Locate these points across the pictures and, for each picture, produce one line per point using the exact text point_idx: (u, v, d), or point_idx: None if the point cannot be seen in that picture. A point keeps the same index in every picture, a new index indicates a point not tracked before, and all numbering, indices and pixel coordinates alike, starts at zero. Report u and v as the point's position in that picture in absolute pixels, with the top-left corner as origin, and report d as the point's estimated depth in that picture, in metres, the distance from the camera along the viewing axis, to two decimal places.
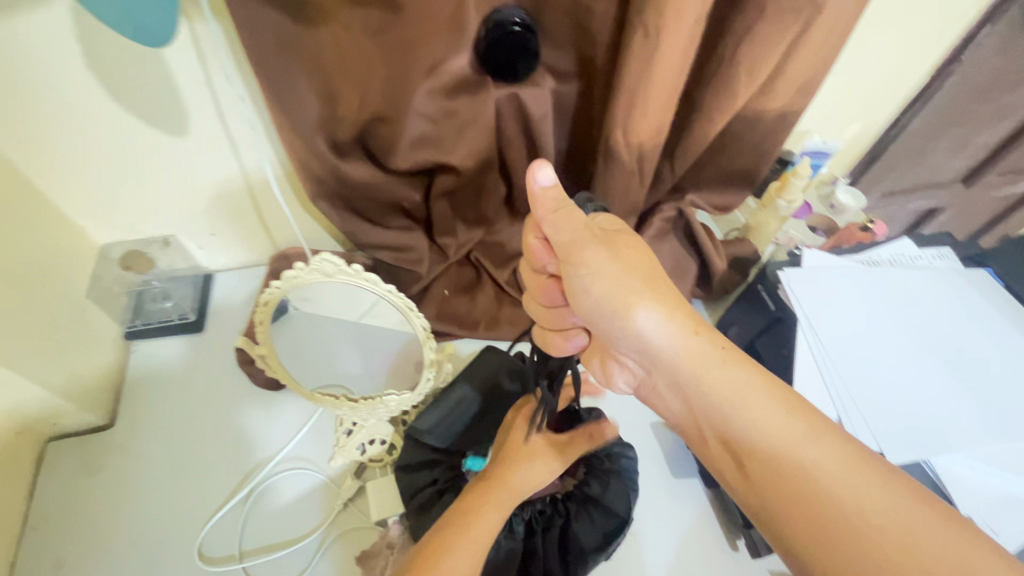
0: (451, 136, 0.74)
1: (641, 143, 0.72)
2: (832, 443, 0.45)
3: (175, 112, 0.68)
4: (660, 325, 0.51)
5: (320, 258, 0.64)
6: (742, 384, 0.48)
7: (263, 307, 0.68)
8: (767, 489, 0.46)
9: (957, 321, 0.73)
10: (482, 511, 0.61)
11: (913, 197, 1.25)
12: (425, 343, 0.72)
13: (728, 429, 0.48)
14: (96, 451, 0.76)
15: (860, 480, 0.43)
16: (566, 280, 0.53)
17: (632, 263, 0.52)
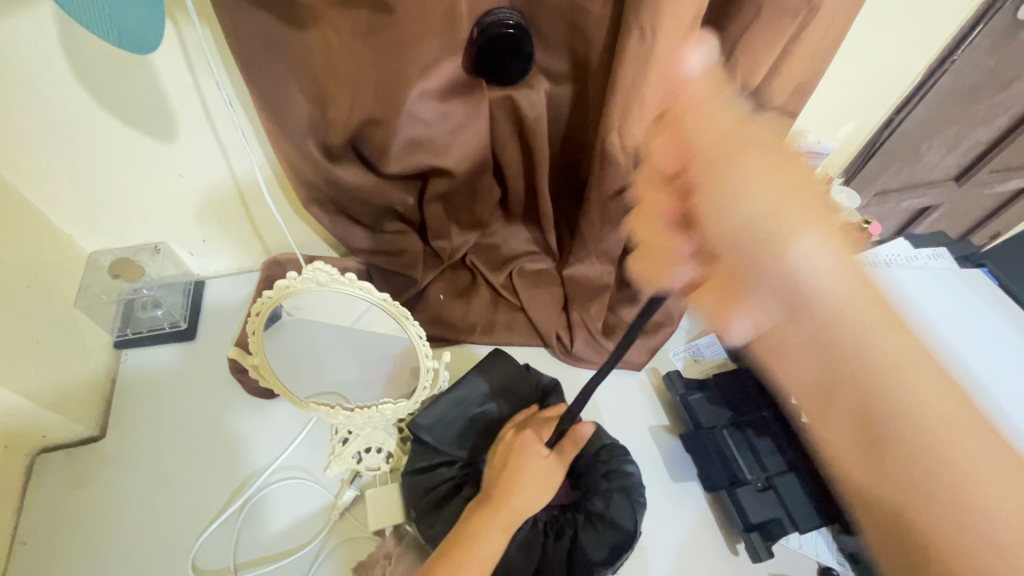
0: (444, 139, 0.73)
1: (637, 145, 0.71)
2: (1000, 447, 0.40)
3: (163, 117, 0.67)
4: (822, 252, 0.45)
5: (314, 267, 0.63)
6: (911, 354, 0.43)
7: (257, 317, 0.67)
8: (900, 483, 0.41)
9: (953, 323, 0.74)
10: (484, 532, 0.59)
11: (906, 195, 1.25)
12: (420, 351, 0.70)
13: (865, 374, 0.43)
14: (86, 463, 0.74)
15: (953, 410, 0.41)
16: (709, 189, 0.46)
17: (784, 169, 0.46)
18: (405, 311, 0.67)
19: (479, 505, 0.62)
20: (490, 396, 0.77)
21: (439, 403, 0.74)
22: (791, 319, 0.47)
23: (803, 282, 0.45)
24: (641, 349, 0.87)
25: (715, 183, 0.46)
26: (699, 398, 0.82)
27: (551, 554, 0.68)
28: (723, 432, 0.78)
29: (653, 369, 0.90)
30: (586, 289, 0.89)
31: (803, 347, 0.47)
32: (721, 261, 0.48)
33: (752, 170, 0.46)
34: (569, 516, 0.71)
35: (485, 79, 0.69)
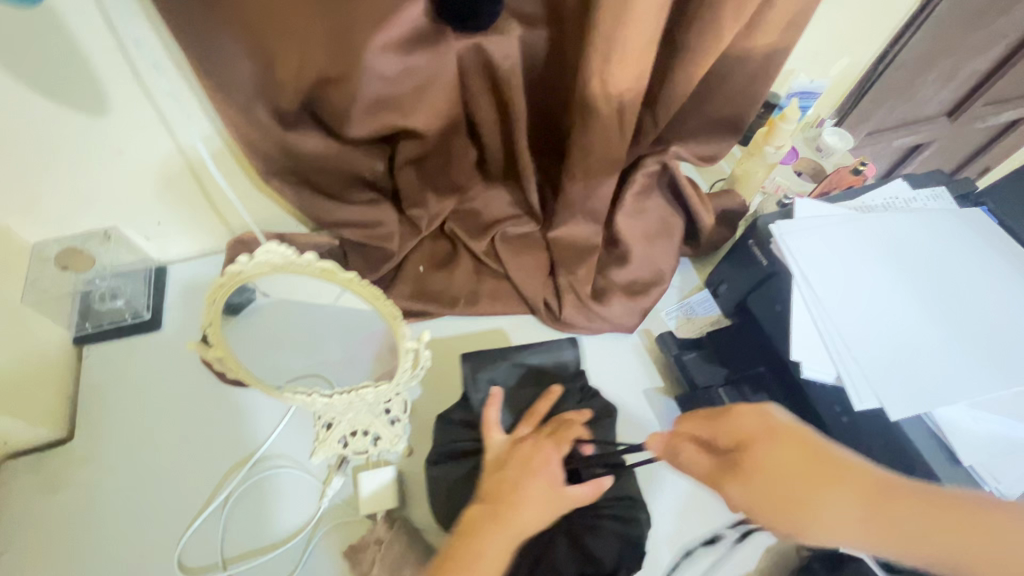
0: (410, 98, 0.67)
1: (620, 93, 0.65)
2: (852, 487, 0.49)
3: (89, 88, 0.59)
4: (852, 530, 0.48)
5: (265, 249, 0.58)
6: (834, 485, 0.49)
7: (211, 307, 0.61)
8: (831, 476, 0.49)
9: (945, 256, 0.71)
10: (483, 548, 0.52)
11: (899, 133, 1.23)
12: (398, 332, 0.66)
13: (798, 505, 0.49)
14: (57, 468, 0.70)
15: (849, 496, 0.48)
16: (744, 479, 0.52)
17: (792, 457, 0.51)
18: (379, 292, 0.65)
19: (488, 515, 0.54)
20: (520, 378, 0.75)
21: (486, 355, 0.76)
22: (839, 488, 0.49)
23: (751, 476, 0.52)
24: (631, 310, 0.85)
25: (745, 473, 0.52)
26: (692, 356, 0.80)
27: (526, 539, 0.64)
28: (720, 390, 0.76)
29: (646, 332, 0.88)
30: (572, 252, 0.85)
31: (770, 478, 0.51)
32: (743, 472, 0.53)
33: (774, 478, 0.51)
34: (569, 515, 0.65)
35: (450, 26, 0.63)
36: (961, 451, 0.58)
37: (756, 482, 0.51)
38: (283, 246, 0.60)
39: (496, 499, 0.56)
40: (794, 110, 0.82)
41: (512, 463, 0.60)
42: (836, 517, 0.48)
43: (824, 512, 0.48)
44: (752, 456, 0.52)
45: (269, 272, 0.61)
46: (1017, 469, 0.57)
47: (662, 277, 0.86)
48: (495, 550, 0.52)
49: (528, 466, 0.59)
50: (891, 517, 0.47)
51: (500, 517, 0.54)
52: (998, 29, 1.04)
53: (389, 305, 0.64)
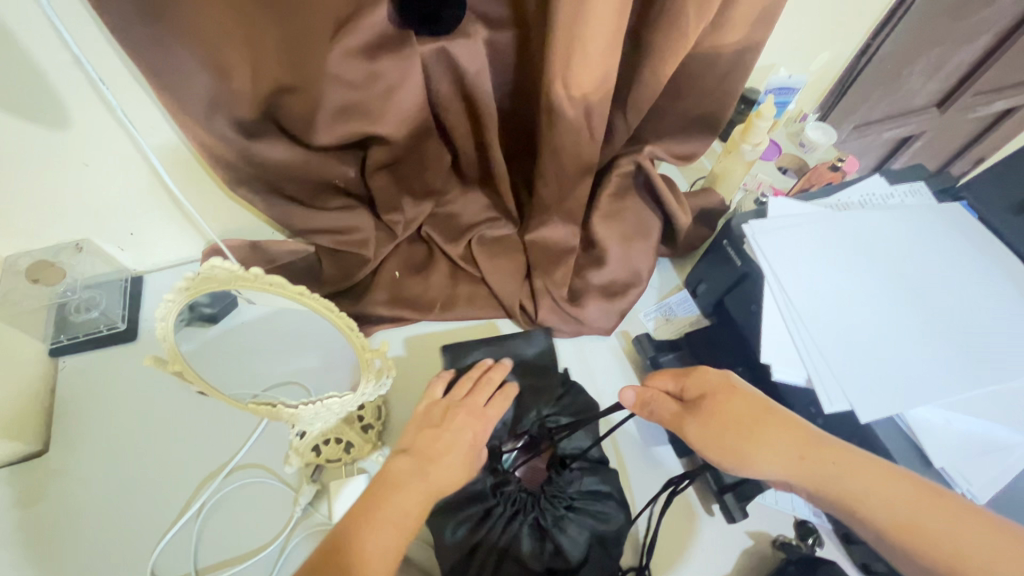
0: (376, 105, 0.67)
1: (585, 95, 0.65)
2: (792, 433, 0.53)
3: (48, 100, 0.59)
4: (781, 470, 0.52)
5: (208, 265, 0.56)
6: (778, 431, 0.53)
7: (163, 324, 0.57)
8: (772, 423, 0.54)
9: (921, 252, 0.70)
10: (392, 499, 0.53)
11: (888, 125, 1.21)
12: (358, 343, 0.63)
13: (736, 446, 0.54)
14: (33, 480, 0.71)
15: (787, 441, 0.53)
16: (700, 418, 0.57)
17: (743, 407, 0.56)
18: (331, 304, 0.62)
19: (407, 467, 0.56)
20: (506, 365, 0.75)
21: (474, 342, 0.76)
22: (780, 434, 0.53)
23: (707, 416, 0.57)
24: (608, 312, 0.84)
25: (705, 414, 0.57)
26: (669, 358, 0.79)
27: (494, 531, 0.63)
28: None
29: (624, 333, 0.87)
30: (549, 255, 0.85)
31: (716, 421, 0.56)
32: (701, 413, 0.57)
33: (724, 420, 0.56)
34: (540, 511, 0.65)
35: (414, 29, 0.61)
36: (932, 452, 0.57)
37: (707, 422, 0.56)
38: (227, 263, 0.57)
39: (419, 454, 0.57)
40: (769, 106, 0.79)
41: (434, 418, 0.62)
42: (770, 457, 0.53)
43: (759, 456, 0.53)
44: (712, 405, 0.57)
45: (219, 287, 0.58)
46: (988, 471, 0.57)
47: (639, 278, 0.86)
48: (409, 503, 0.53)
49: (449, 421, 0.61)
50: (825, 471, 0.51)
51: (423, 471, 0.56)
52: (983, 19, 1.03)
53: (346, 321, 0.61)
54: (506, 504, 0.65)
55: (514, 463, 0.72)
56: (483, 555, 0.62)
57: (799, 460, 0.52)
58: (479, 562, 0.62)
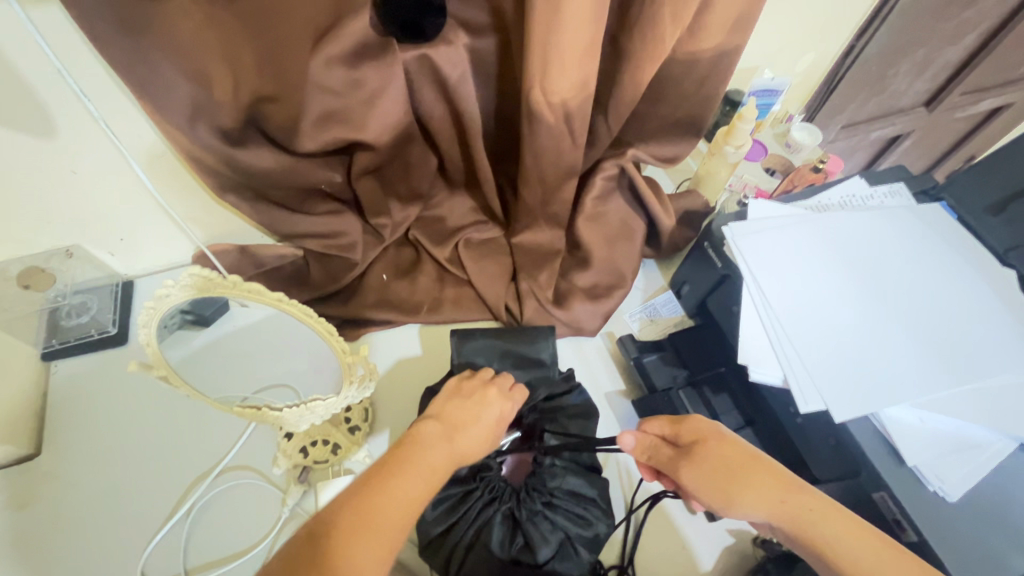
0: (359, 112, 0.68)
1: (564, 100, 0.66)
2: (774, 478, 0.52)
3: (35, 109, 0.60)
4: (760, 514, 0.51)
5: (188, 271, 0.59)
6: (761, 476, 0.52)
7: (146, 330, 0.59)
8: (754, 470, 0.53)
9: (898, 254, 0.71)
10: (423, 455, 0.53)
11: (875, 125, 1.22)
12: (338, 348, 0.65)
13: (723, 485, 0.53)
14: (25, 483, 0.72)
15: (769, 486, 0.51)
16: (692, 460, 0.55)
17: (730, 454, 0.55)
18: (311, 311, 0.65)
19: (438, 431, 0.56)
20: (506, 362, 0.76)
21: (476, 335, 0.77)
22: (761, 479, 0.52)
23: (699, 452, 0.56)
24: (593, 313, 0.85)
25: (696, 453, 0.56)
26: (653, 358, 0.80)
27: (470, 515, 0.65)
28: (680, 392, 0.76)
29: (609, 334, 0.88)
30: (534, 257, 0.86)
31: (708, 460, 0.55)
32: (694, 452, 0.56)
33: (710, 460, 0.55)
34: (517, 502, 0.67)
35: (395, 38, 0.63)
36: (905, 451, 0.58)
37: (697, 466, 0.55)
38: (204, 270, 0.60)
39: (446, 422, 0.58)
40: (750, 109, 0.81)
41: (451, 396, 0.62)
42: (751, 502, 0.51)
43: (743, 497, 0.52)
44: (703, 447, 0.56)
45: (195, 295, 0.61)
46: (961, 469, 0.57)
47: (624, 279, 0.87)
48: (438, 460, 0.53)
49: (483, 403, 0.61)
50: (801, 522, 0.49)
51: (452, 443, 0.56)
52: (966, 19, 1.03)
53: (325, 323, 0.64)
54: (485, 489, 0.67)
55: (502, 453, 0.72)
56: (454, 536, 0.64)
57: (777, 505, 0.50)
58: (450, 542, 0.64)
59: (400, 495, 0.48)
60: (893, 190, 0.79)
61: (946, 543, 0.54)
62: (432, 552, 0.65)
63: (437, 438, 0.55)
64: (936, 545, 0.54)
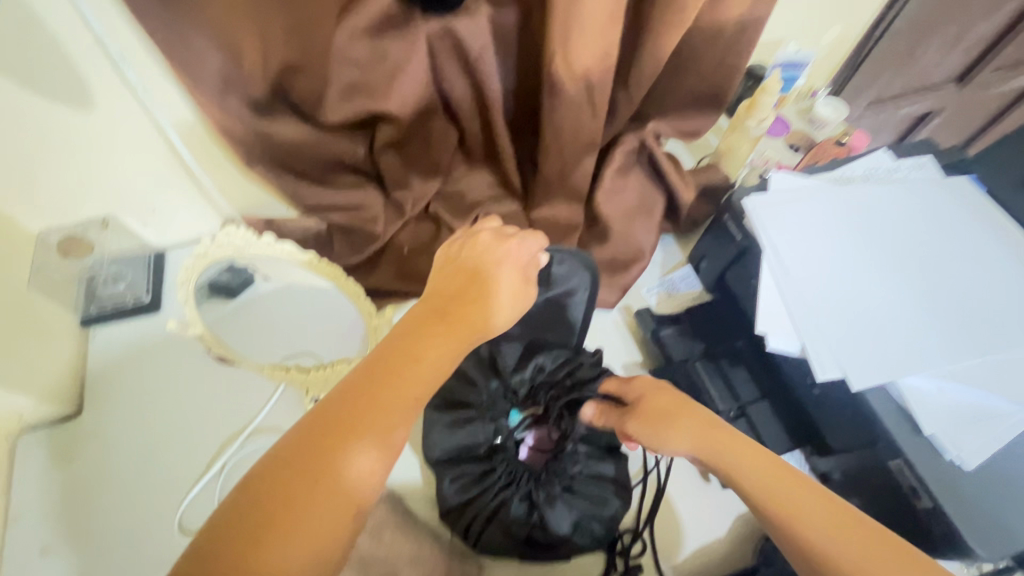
0: (383, 84, 0.68)
1: (585, 71, 0.66)
2: (699, 416, 0.55)
3: (73, 80, 0.62)
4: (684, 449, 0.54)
5: (224, 231, 0.64)
6: (686, 414, 0.55)
7: (185, 288, 0.65)
8: (680, 412, 0.56)
9: (922, 226, 0.70)
10: (427, 350, 0.46)
11: (903, 103, 1.19)
12: (365, 309, 0.71)
13: (654, 428, 0.56)
14: (67, 441, 0.75)
15: (690, 422, 0.54)
16: (635, 409, 0.59)
17: (665, 402, 0.58)
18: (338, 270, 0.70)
19: (435, 312, 0.48)
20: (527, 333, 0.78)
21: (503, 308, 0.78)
22: (687, 416, 0.55)
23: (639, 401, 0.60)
24: (610, 287, 0.86)
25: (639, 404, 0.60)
26: (670, 331, 0.81)
27: (488, 494, 0.68)
28: (696, 364, 0.77)
29: (627, 307, 0.89)
30: (553, 231, 0.87)
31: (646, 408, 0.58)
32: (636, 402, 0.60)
33: (648, 405, 0.58)
34: (536, 484, 0.68)
35: (418, 8, 0.64)
36: (924, 420, 0.58)
37: (639, 415, 0.58)
38: (239, 229, 0.65)
39: (451, 303, 0.50)
40: (774, 81, 0.80)
41: (459, 268, 0.54)
42: (674, 438, 0.54)
43: (670, 434, 0.55)
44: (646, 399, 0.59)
45: (233, 253, 0.66)
46: (981, 438, 0.57)
47: (643, 254, 0.87)
48: (439, 355, 0.46)
49: (486, 270, 0.53)
50: (719, 454, 0.51)
51: (450, 322, 0.48)
52: None
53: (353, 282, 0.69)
54: (504, 470, 0.69)
55: (523, 430, 0.74)
56: (473, 509, 0.67)
57: (696, 435, 0.53)
58: (468, 517, 0.67)
59: (390, 401, 0.42)
60: (918, 164, 0.78)
61: (961, 510, 0.54)
62: (453, 518, 0.68)
63: (437, 322, 0.48)
64: (949, 510, 0.54)
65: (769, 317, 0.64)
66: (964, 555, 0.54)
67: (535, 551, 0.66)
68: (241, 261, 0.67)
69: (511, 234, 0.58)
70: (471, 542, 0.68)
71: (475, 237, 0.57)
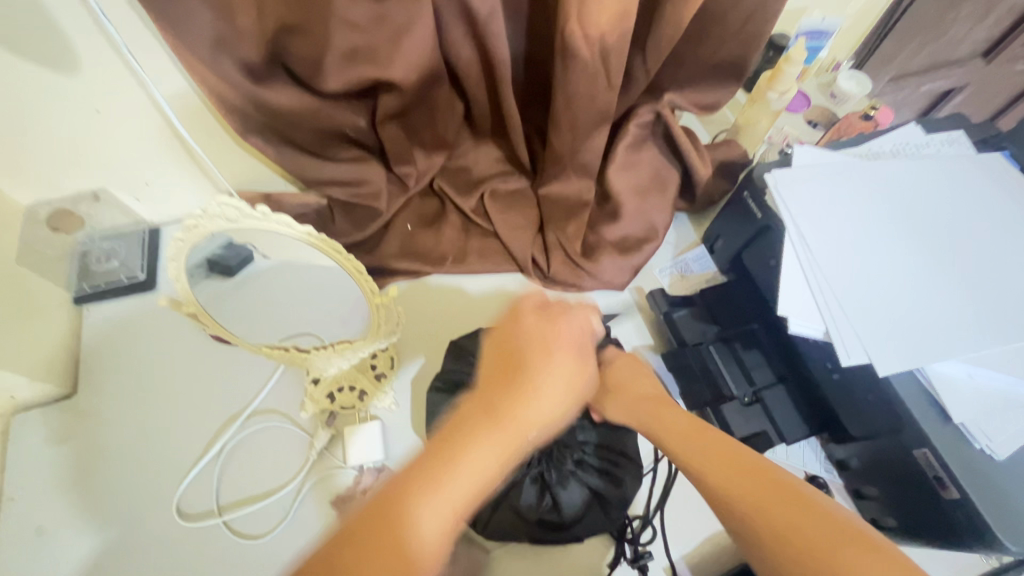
0: (386, 50, 0.64)
1: (601, 34, 0.62)
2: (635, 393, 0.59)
3: (55, 41, 0.58)
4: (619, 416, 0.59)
5: (221, 201, 0.55)
6: (626, 388, 0.60)
7: (175, 264, 0.59)
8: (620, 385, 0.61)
9: (954, 206, 0.67)
10: (470, 452, 0.42)
11: (926, 79, 1.13)
12: (368, 289, 0.64)
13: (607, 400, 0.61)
14: (62, 421, 0.73)
15: (631, 395, 0.59)
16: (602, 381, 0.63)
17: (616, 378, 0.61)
18: (339, 247, 0.62)
19: (482, 410, 0.45)
20: None
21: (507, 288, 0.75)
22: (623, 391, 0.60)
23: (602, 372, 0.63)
24: (621, 267, 0.83)
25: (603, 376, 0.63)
26: (682, 313, 0.78)
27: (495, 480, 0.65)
28: (710, 347, 0.74)
29: (638, 289, 0.86)
30: (563, 209, 0.83)
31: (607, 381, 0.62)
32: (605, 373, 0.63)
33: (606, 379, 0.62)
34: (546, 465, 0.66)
35: None
36: (952, 408, 0.55)
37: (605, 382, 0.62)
38: (236, 199, 0.56)
39: (498, 393, 0.46)
40: (798, 49, 0.75)
41: (507, 352, 0.50)
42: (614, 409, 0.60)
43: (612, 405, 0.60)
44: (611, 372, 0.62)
45: (228, 225, 0.58)
46: (1012, 427, 0.54)
47: (655, 233, 0.84)
48: (483, 456, 0.42)
49: (538, 354, 0.49)
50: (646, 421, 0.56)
51: (496, 420, 0.44)
52: None
53: (357, 262, 0.62)
54: None
55: None
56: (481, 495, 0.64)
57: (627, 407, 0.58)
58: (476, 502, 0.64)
59: (424, 514, 0.39)
60: (949, 139, 0.74)
61: (992, 502, 0.52)
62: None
63: (488, 425, 0.44)
64: (978, 502, 0.52)
65: (793, 298, 0.61)
66: (992, 547, 0.52)
67: (547, 535, 0.64)
68: (240, 240, 0.62)
69: (562, 308, 0.53)
70: (478, 528, 0.64)
71: (521, 308, 0.53)
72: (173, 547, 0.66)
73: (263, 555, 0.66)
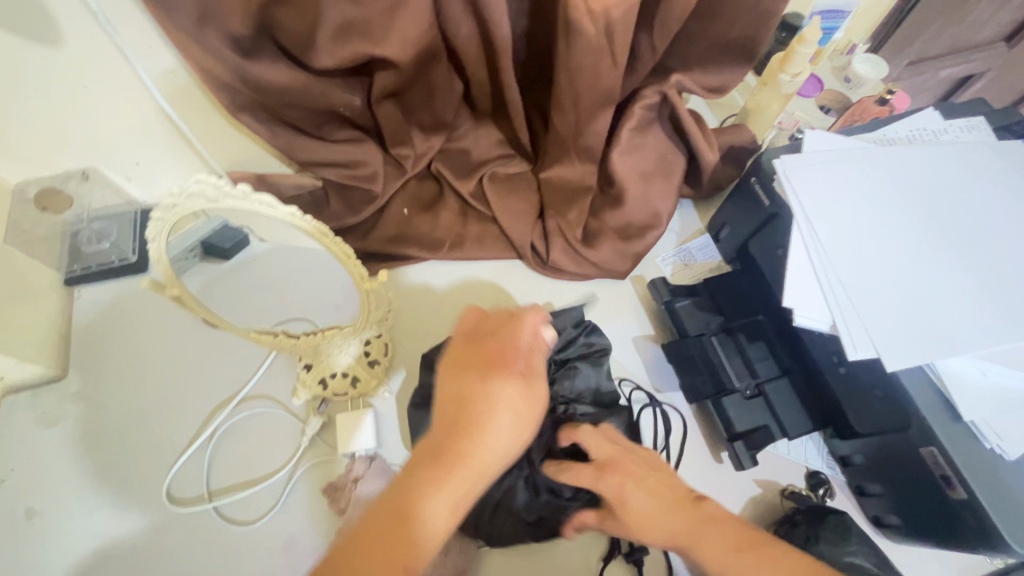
0: (380, 26, 0.61)
1: (606, 9, 0.59)
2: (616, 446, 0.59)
3: (36, 13, 0.56)
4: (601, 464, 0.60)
5: (195, 178, 0.52)
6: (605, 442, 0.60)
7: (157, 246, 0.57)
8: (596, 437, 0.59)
9: (975, 195, 0.64)
10: (428, 496, 0.46)
11: (945, 63, 1.09)
12: (356, 273, 0.61)
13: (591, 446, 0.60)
14: (51, 404, 0.72)
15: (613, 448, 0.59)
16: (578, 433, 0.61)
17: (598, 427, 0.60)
18: (325, 229, 0.59)
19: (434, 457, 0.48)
20: None
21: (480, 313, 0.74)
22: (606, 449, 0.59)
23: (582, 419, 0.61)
24: (622, 254, 0.81)
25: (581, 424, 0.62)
26: (684, 303, 0.75)
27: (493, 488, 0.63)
28: (712, 339, 0.72)
29: (639, 278, 0.84)
30: (563, 194, 0.81)
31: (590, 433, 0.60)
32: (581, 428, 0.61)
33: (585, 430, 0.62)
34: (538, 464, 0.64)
35: None
36: (964, 406, 0.53)
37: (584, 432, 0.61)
38: (212, 177, 0.53)
39: (450, 436, 0.49)
40: (813, 29, 0.71)
41: (457, 385, 0.52)
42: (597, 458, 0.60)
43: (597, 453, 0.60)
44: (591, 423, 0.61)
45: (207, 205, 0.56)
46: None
47: (659, 220, 0.81)
48: (440, 504, 0.46)
49: (481, 386, 0.51)
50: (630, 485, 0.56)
51: (448, 463, 0.48)
52: None
53: (339, 243, 0.59)
54: None
55: None
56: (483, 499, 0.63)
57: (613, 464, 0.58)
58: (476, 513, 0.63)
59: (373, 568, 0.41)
60: (971, 124, 0.71)
61: (1005, 506, 0.50)
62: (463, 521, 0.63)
63: (445, 475, 0.47)
64: (986, 502, 0.50)
65: (800, 289, 0.59)
66: (999, 549, 0.50)
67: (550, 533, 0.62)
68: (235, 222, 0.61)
69: (505, 332, 0.56)
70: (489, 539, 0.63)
71: (470, 340, 0.56)
72: (161, 533, 0.65)
73: (252, 541, 0.65)
